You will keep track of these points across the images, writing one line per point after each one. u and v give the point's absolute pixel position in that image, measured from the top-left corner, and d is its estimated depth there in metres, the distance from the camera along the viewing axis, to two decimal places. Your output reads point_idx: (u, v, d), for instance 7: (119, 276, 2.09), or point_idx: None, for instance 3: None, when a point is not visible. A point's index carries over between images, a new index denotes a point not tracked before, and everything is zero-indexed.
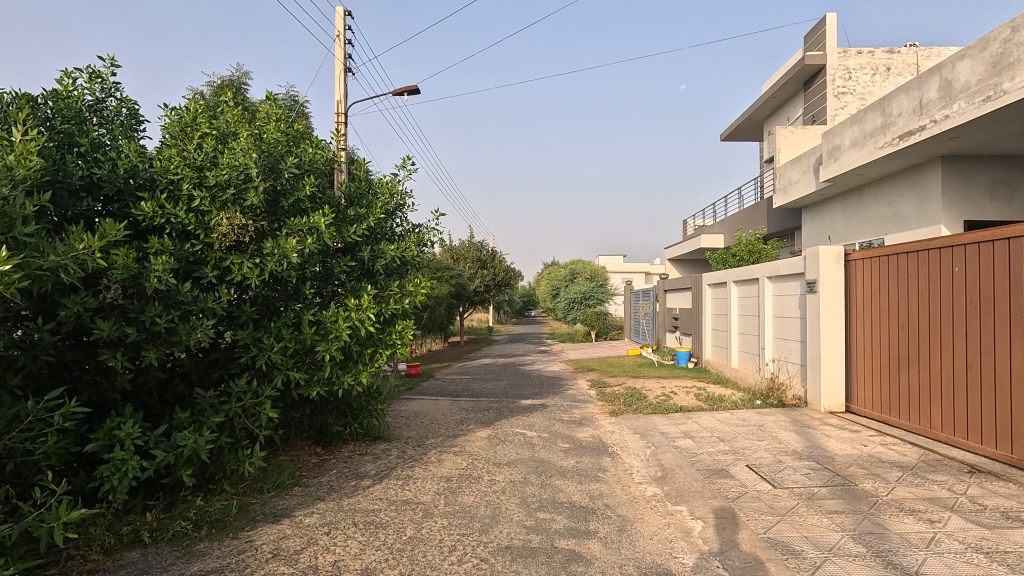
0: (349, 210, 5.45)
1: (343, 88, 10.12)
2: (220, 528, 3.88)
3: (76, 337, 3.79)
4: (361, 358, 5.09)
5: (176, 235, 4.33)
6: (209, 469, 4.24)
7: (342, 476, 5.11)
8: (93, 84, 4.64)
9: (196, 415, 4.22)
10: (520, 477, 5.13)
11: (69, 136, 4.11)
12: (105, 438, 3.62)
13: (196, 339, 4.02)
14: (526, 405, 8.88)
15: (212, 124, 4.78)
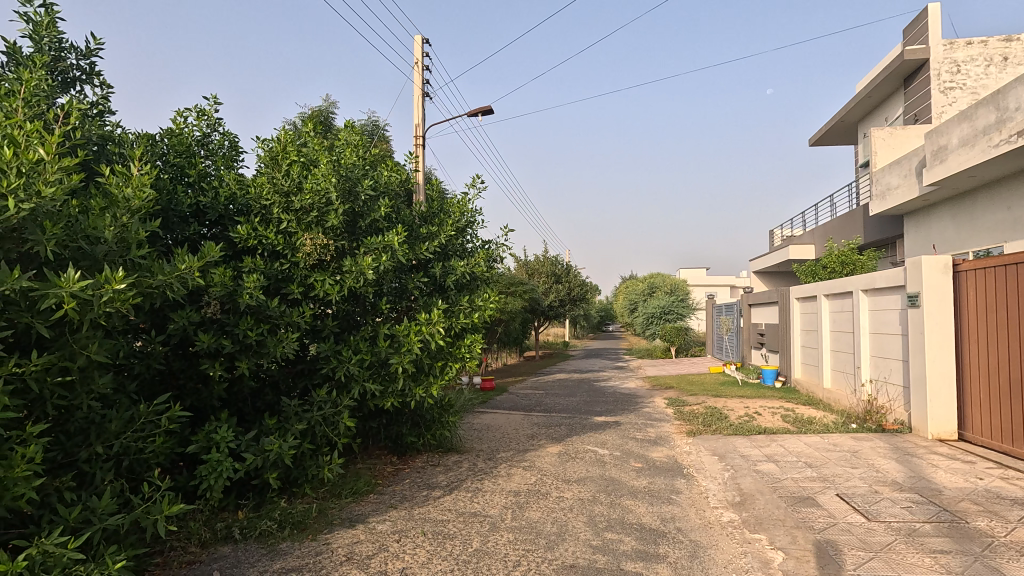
0: (421, 228, 5.67)
1: (421, 113, 10.61)
2: (301, 529, 4.14)
3: (182, 349, 4.22)
4: (432, 371, 5.26)
5: (267, 255, 4.72)
6: (293, 473, 4.53)
7: (415, 486, 5.27)
8: (202, 121, 5.21)
9: (282, 422, 4.54)
10: (589, 495, 5.05)
11: (180, 168, 4.65)
12: (204, 441, 4.00)
13: (282, 350, 4.34)
14: (599, 422, 8.74)
15: (300, 151, 5.19)
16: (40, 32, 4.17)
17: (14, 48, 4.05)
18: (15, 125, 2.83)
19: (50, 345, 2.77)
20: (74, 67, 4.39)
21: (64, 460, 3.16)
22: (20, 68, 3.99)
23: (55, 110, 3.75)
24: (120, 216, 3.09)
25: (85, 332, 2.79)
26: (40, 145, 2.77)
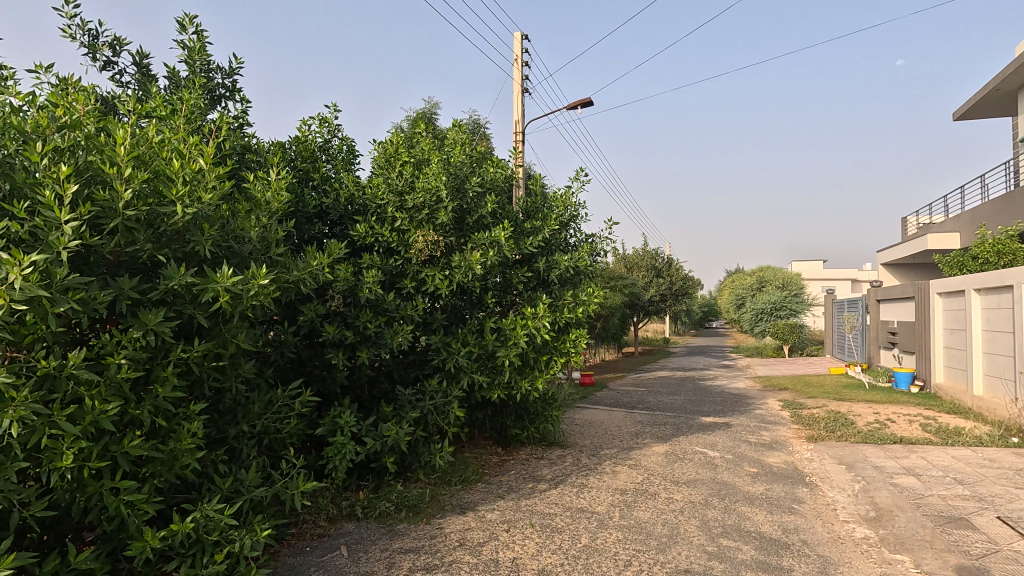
0: (526, 223, 5.71)
1: (520, 109, 10.70)
2: (416, 512, 4.35)
3: (310, 338, 4.59)
4: (538, 365, 5.30)
5: (382, 252, 5.00)
6: (408, 458, 4.78)
7: (521, 478, 5.34)
8: (324, 128, 5.63)
9: (397, 409, 4.80)
10: (700, 499, 4.82)
11: (306, 172, 5.05)
12: (330, 424, 4.32)
13: (398, 341, 4.58)
14: (707, 422, 8.33)
15: (410, 152, 5.43)
16: (193, 56, 4.70)
17: (173, 72, 4.60)
18: (179, 140, 3.20)
19: (207, 334, 3.11)
20: (219, 86, 4.90)
21: (217, 436, 3.54)
22: (178, 90, 4.53)
23: (207, 126, 4.21)
24: (262, 219, 3.39)
25: (235, 323, 3.10)
26: (199, 157, 3.10)
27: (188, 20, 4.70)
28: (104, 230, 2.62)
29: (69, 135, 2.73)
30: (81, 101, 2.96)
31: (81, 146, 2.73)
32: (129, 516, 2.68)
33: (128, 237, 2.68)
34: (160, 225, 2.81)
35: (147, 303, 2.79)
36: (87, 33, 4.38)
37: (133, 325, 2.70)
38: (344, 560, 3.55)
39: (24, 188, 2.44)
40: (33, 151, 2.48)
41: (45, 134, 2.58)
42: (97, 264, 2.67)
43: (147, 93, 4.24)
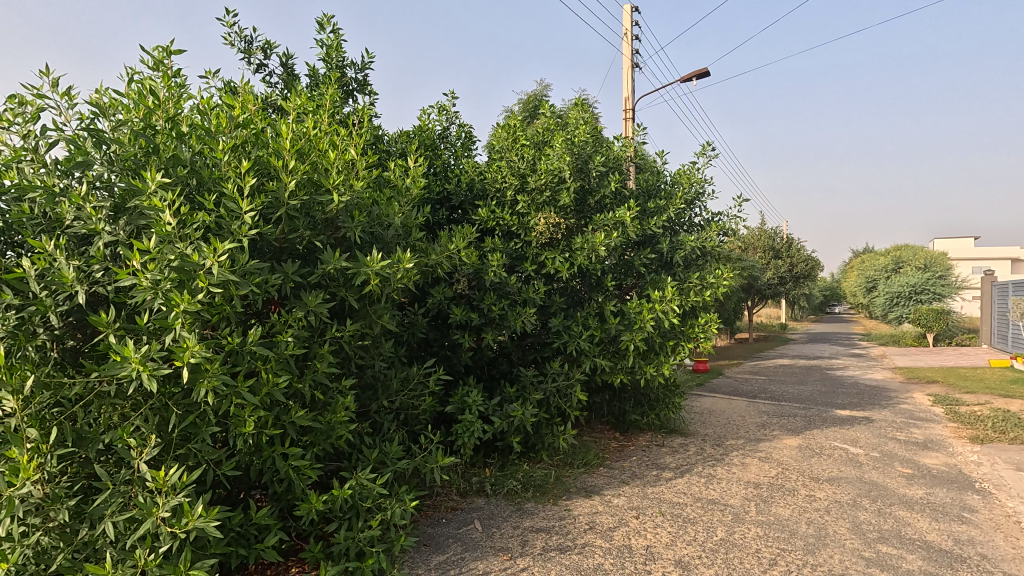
0: (649, 203, 5.50)
1: (631, 84, 10.31)
2: (542, 492, 4.40)
3: (437, 320, 4.75)
4: (663, 350, 5.13)
5: (503, 235, 5.06)
6: (532, 439, 4.84)
7: (644, 464, 5.22)
8: (443, 116, 5.78)
9: (521, 391, 4.86)
10: (848, 499, 4.42)
11: (430, 160, 5.21)
12: (459, 403, 4.46)
13: (522, 324, 4.63)
14: (844, 416, 7.62)
15: (529, 135, 5.43)
16: (330, 53, 5.00)
17: (313, 70, 4.94)
18: (328, 134, 3.42)
19: (356, 315, 3.29)
20: (352, 81, 5.18)
21: (362, 410, 3.77)
22: (318, 87, 4.85)
23: (345, 119, 4.47)
24: (401, 206, 3.55)
25: (382, 305, 3.26)
26: (348, 148, 3.32)
27: (326, 20, 5.00)
28: (273, 219, 2.84)
29: (241, 133, 2.99)
30: (248, 102, 3.24)
31: (252, 143, 2.98)
32: (296, 479, 2.93)
33: (291, 225, 2.90)
34: (316, 213, 3.01)
35: (307, 286, 2.99)
36: (244, 40, 4.81)
37: (295, 306, 2.91)
38: (479, 534, 3.67)
39: (211, 183, 2.70)
40: (217, 149, 2.74)
41: (224, 133, 2.84)
42: (265, 250, 2.90)
43: (294, 91, 4.58)
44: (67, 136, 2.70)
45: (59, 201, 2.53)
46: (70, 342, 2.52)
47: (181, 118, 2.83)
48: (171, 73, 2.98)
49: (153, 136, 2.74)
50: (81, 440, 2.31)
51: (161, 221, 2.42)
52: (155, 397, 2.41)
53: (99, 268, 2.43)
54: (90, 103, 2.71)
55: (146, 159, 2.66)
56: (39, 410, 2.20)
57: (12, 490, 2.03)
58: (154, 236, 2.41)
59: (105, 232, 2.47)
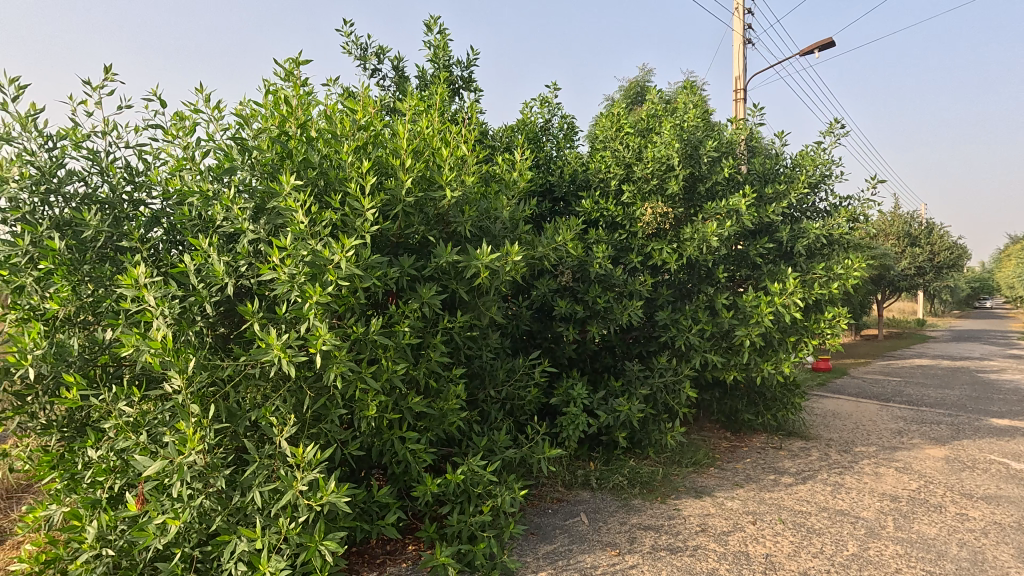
0: (766, 188, 5.13)
1: (743, 61, 9.65)
2: (649, 490, 4.29)
3: (541, 312, 4.76)
4: (783, 347, 4.77)
5: (608, 227, 4.96)
6: (638, 435, 4.73)
7: (759, 467, 4.91)
8: (545, 108, 5.77)
9: (626, 385, 4.76)
10: (1011, 521, 3.85)
11: (533, 152, 5.23)
12: (564, 395, 4.45)
13: (628, 317, 4.52)
14: (1002, 426, 6.64)
15: (634, 122, 5.27)
16: (437, 54, 5.18)
17: (421, 71, 5.14)
18: (439, 133, 3.54)
19: (466, 306, 3.39)
20: (458, 80, 5.33)
21: (471, 398, 3.88)
22: (427, 87, 5.05)
23: (452, 118, 4.60)
24: (508, 200, 3.60)
25: (491, 297, 3.33)
26: (458, 145, 3.42)
27: (433, 21, 5.17)
28: (391, 216, 2.99)
29: (362, 135, 3.16)
30: (367, 106, 3.43)
31: (371, 144, 3.15)
32: (413, 462, 3.08)
33: (407, 221, 3.03)
34: (430, 209, 3.13)
35: (422, 279, 3.12)
36: (360, 48, 5.11)
37: (411, 298, 3.04)
38: (585, 527, 3.66)
39: (336, 183, 2.89)
40: (341, 151, 2.92)
41: (348, 136, 3.03)
42: (384, 245, 3.07)
43: (405, 93, 4.79)
44: (217, 145, 3.01)
45: (212, 203, 2.84)
46: (221, 329, 2.83)
47: (310, 123, 3.05)
48: (302, 82, 3.19)
49: (287, 142, 2.98)
50: (232, 416, 2.57)
51: (295, 220, 2.63)
52: (292, 380, 2.64)
53: (245, 263, 2.70)
54: (235, 115, 3.01)
55: (281, 163, 2.90)
56: (199, 389, 2.48)
57: (181, 458, 2.32)
58: (289, 234, 2.62)
59: (250, 231, 2.73)
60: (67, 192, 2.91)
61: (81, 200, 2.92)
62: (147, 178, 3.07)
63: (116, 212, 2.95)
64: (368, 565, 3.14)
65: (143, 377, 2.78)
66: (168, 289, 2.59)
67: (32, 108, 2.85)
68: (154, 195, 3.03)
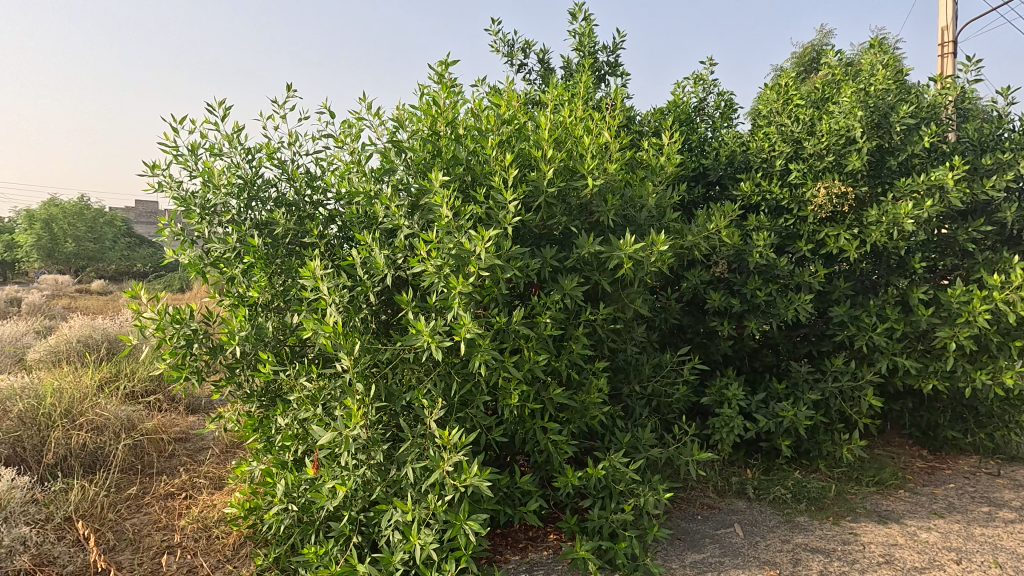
0: (984, 159, 4.20)
1: (951, 9, 8.04)
2: (819, 507, 3.81)
3: (692, 305, 4.45)
4: (1004, 353, 3.90)
5: (771, 211, 4.47)
6: (805, 444, 4.23)
7: (967, 496, 4.08)
8: (699, 87, 5.37)
9: (791, 388, 4.27)
10: None
11: (685, 135, 4.91)
12: (717, 395, 4.12)
13: (795, 313, 4.03)
14: None
15: (805, 93, 4.67)
16: (583, 41, 5.09)
17: (567, 61, 5.11)
18: (583, 121, 3.47)
19: (609, 298, 3.29)
20: (604, 66, 5.19)
21: (614, 392, 3.78)
22: (572, 76, 5.00)
23: (598, 105, 4.49)
24: (655, 186, 3.41)
25: (635, 289, 3.18)
26: (603, 133, 3.32)
27: (579, 9, 5.10)
28: (533, 207, 3.00)
29: (507, 129, 3.21)
30: (512, 100, 3.47)
31: (516, 137, 3.20)
32: (554, 453, 3.08)
33: (549, 212, 3.02)
34: (572, 199, 3.08)
35: (564, 270, 3.09)
36: (508, 44, 5.23)
37: (553, 289, 3.02)
38: (740, 540, 3.36)
39: (482, 178, 2.98)
40: (486, 146, 3.00)
41: (494, 131, 3.10)
42: (527, 236, 3.09)
43: (550, 84, 4.80)
44: (379, 148, 3.29)
45: (374, 202, 3.11)
46: (382, 316, 3.10)
47: (459, 121, 3.18)
48: (452, 82, 3.32)
49: (438, 141, 3.13)
50: (390, 396, 2.79)
51: (443, 215, 2.75)
52: (441, 366, 2.79)
53: (401, 256, 2.92)
54: (394, 119, 3.25)
55: (433, 161, 3.07)
56: (363, 369, 2.74)
57: (347, 431, 2.58)
58: (438, 228, 2.76)
59: (405, 226, 2.94)
60: (264, 197, 3.40)
61: (274, 203, 3.40)
62: (324, 181, 3.46)
63: (301, 213, 3.39)
64: (510, 549, 3.23)
65: (320, 356, 3.16)
66: (339, 280, 2.89)
67: (238, 126, 3.37)
68: (329, 197, 3.41)
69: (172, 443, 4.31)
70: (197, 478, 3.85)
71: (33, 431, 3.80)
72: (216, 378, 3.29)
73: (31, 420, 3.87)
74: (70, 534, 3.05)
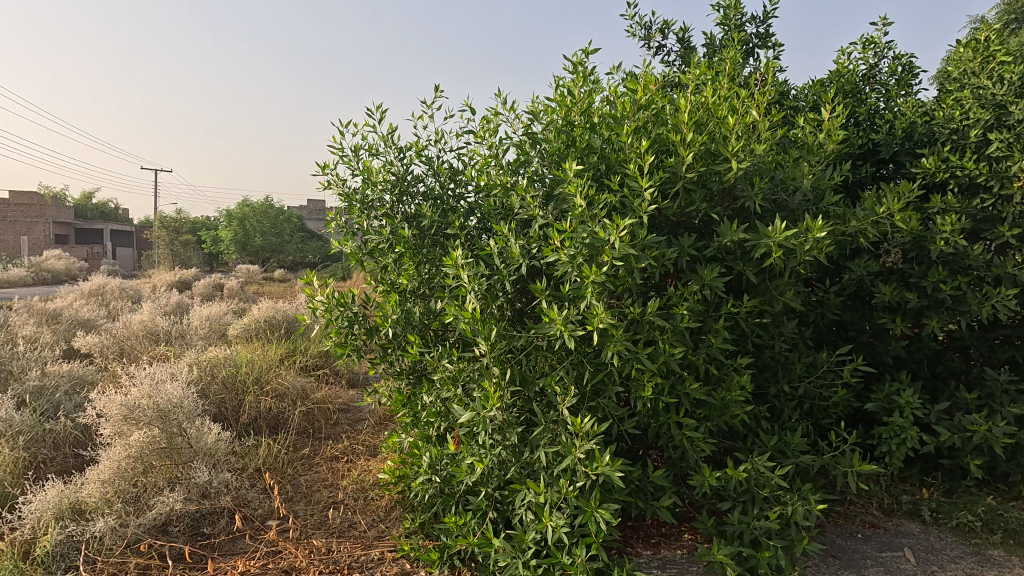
0: None
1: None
2: (1020, 542, 3.20)
3: (855, 298, 3.95)
4: None
5: (961, 191, 3.81)
6: (1002, 466, 3.58)
7: None
8: (869, 51, 4.73)
9: (985, 399, 3.63)
10: None
11: (850, 108, 4.37)
12: (885, 401, 3.63)
13: (991, 310, 3.41)
14: None
15: (1012, 48, 3.89)
16: (729, 13, 4.74)
17: (711, 37, 4.80)
18: (727, 100, 3.25)
19: (755, 290, 3.05)
20: (753, 38, 4.79)
21: (759, 392, 3.51)
22: (716, 53, 4.69)
23: (745, 82, 4.17)
24: (811, 167, 3.09)
25: (786, 280, 2.91)
26: (749, 111, 3.08)
27: None
28: (671, 194, 2.88)
29: (644, 113, 3.11)
30: (650, 83, 3.36)
31: (653, 122, 3.09)
32: (691, 450, 2.95)
33: (688, 198, 2.88)
34: (714, 184, 2.90)
35: (704, 260, 2.92)
36: (645, 26, 5.05)
37: (691, 280, 2.87)
38: (912, 567, 2.95)
39: (616, 165, 2.93)
40: (622, 133, 2.94)
41: (630, 117, 3.02)
42: (664, 225, 2.98)
43: (691, 64, 4.56)
44: (516, 141, 3.38)
45: (510, 193, 3.21)
46: (517, 304, 3.21)
47: (594, 109, 3.15)
48: (588, 70, 3.30)
49: (573, 130, 3.13)
50: (524, 381, 2.87)
51: (576, 204, 2.75)
52: (573, 354, 2.80)
53: (536, 246, 2.98)
54: (530, 112, 3.32)
55: (567, 151, 3.08)
56: (498, 354, 2.86)
57: (485, 412, 2.72)
58: (571, 217, 2.77)
59: (540, 216, 3.00)
60: (412, 192, 3.68)
61: (422, 197, 3.67)
62: (465, 175, 3.65)
63: (444, 206, 3.62)
64: (642, 543, 3.19)
65: (460, 340, 3.36)
66: (478, 268, 3.04)
67: (391, 128, 3.67)
68: (469, 190, 3.60)
69: (336, 413, 4.90)
70: (356, 445, 4.34)
71: (233, 395, 4.55)
72: (372, 357, 3.66)
73: (232, 385, 4.63)
74: (260, 482, 3.62)
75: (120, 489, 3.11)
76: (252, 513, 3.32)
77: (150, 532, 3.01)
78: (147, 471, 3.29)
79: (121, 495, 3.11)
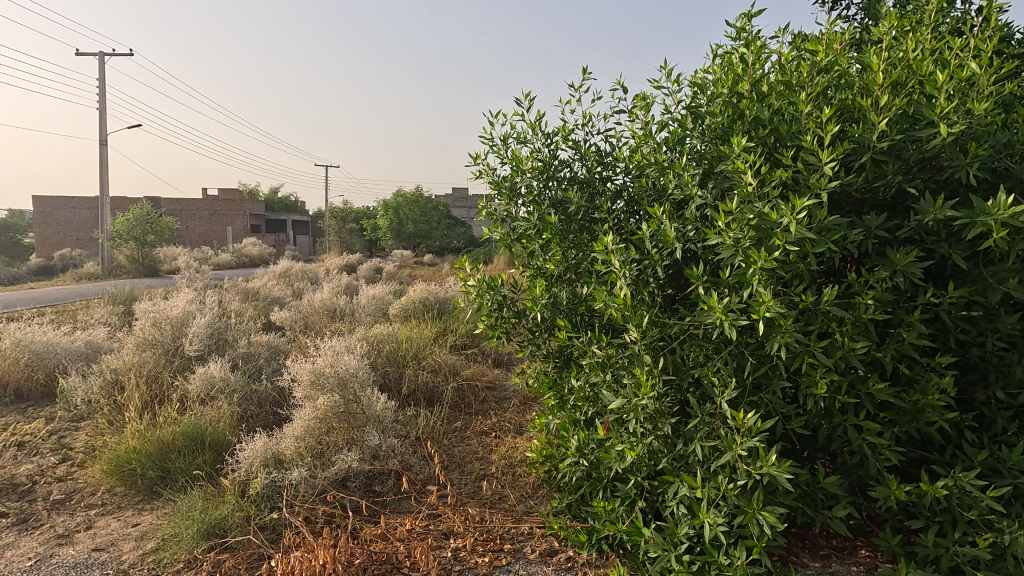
0: None
1: None
2: None
3: None
4: None
5: None
6: None
7: None
8: None
9: None
10: None
11: None
12: None
13: None
14: None
15: None
16: None
17: None
18: (933, 53, 2.75)
19: (963, 277, 2.59)
20: None
21: (963, 397, 2.98)
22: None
23: (951, 27, 3.50)
24: None
25: (1008, 265, 2.41)
26: (963, 64, 2.58)
27: None
28: (855, 167, 2.53)
29: (823, 78, 2.76)
30: (831, 42, 2.96)
31: (834, 87, 2.73)
32: (873, 458, 2.60)
33: (877, 171, 2.50)
34: (911, 153, 2.50)
35: (896, 242, 2.53)
36: None
37: (879, 265, 2.51)
38: None
39: (790, 139, 2.64)
40: (797, 101, 2.63)
41: (807, 83, 2.70)
42: (845, 203, 2.64)
43: (878, 15, 3.95)
44: (671, 118, 3.21)
45: (665, 172, 3.06)
46: (669, 290, 3.07)
47: (763, 78, 2.86)
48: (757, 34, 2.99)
49: (738, 102, 2.87)
50: (678, 370, 2.75)
51: (742, 183, 2.54)
52: (734, 344, 2.61)
53: (692, 228, 2.82)
54: (688, 86, 3.12)
55: (731, 126, 2.84)
56: (651, 342, 2.76)
57: (637, 400, 2.66)
58: (735, 197, 2.56)
59: (698, 196, 2.83)
60: (560, 176, 3.68)
61: (569, 181, 3.66)
62: (614, 157, 3.57)
63: (592, 189, 3.58)
64: (808, 553, 2.92)
65: (608, 326, 3.31)
66: (628, 253, 2.95)
67: (541, 113, 3.69)
68: (618, 172, 3.52)
69: (484, 390, 5.16)
70: (503, 422, 4.54)
71: (395, 368, 5.00)
72: (520, 339, 3.76)
73: (394, 359, 5.09)
74: (421, 450, 3.96)
75: (309, 445, 3.58)
76: (415, 477, 3.64)
77: (333, 485, 3.44)
78: (329, 431, 3.74)
79: (310, 450, 3.58)
